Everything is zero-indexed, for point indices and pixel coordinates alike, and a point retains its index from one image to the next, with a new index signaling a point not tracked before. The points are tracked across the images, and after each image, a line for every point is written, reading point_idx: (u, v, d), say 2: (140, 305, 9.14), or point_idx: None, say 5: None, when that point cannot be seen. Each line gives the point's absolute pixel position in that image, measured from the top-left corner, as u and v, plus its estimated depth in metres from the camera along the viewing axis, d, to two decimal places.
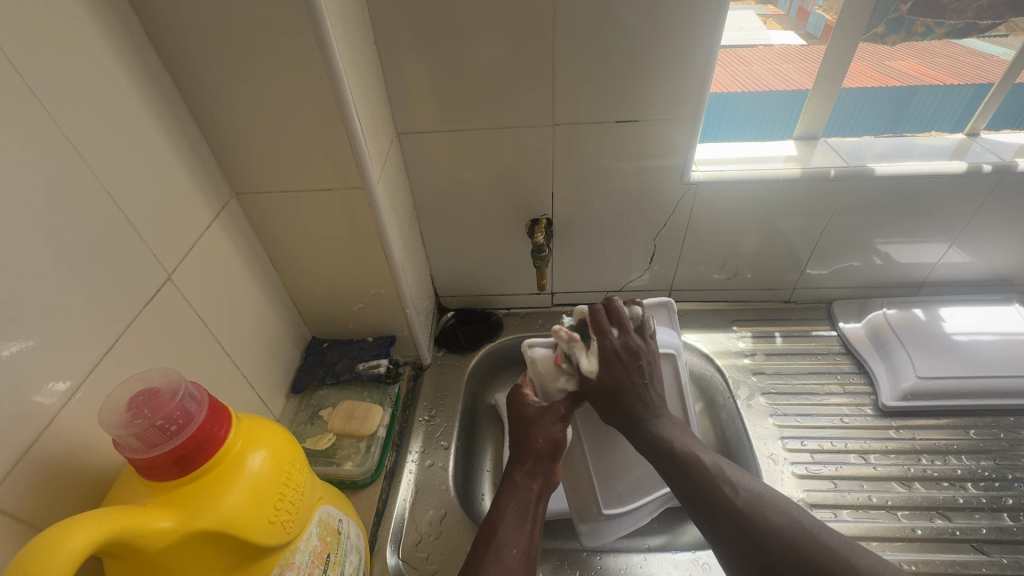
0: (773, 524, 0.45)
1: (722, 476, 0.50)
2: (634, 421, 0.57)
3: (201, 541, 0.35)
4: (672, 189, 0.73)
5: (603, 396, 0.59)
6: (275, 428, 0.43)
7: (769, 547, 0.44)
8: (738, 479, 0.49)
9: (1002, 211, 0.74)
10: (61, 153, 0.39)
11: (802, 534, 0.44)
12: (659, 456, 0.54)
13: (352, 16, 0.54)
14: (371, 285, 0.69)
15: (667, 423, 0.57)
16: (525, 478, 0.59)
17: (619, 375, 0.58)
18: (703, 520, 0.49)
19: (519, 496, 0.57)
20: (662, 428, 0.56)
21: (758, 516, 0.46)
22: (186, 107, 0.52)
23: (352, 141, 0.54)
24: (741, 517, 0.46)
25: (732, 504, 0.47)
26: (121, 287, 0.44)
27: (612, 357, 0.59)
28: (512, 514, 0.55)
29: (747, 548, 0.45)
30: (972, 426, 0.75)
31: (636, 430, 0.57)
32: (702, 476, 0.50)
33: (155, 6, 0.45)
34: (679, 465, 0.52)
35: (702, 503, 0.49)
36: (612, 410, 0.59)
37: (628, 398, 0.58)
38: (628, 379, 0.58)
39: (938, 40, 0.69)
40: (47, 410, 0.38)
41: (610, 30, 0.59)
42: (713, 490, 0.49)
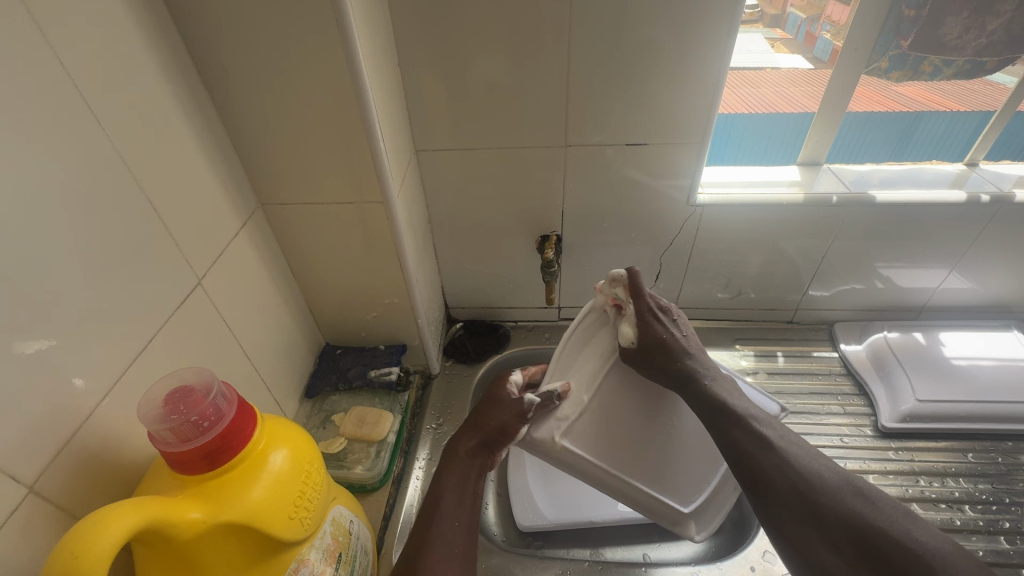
0: (828, 484, 0.48)
1: (776, 437, 0.53)
2: (685, 375, 0.62)
3: (226, 532, 0.37)
4: (678, 209, 0.76)
5: (646, 353, 0.63)
6: (296, 429, 0.45)
7: (824, 505, 0.47)
8: (787, 441, 0.53)
9: (1002, 239, 0.76)
10: (107, 162, 0.42)
11: (858, 497, 0.46)
12: (706, 404, 0.59)
13: (379, 39, 0.57)
14: (386, 294, 0.72)
15: (714, 376, 0.62)
16: (468, 458, 0.61)
17: (657, 331, 0.64)
18: (751, 478, 0.52)
19: (460, 474, 0.59)
20: (712, 385, 0.60)
21: (813, 476, 0.49)
22: (221, 122, 0.55)
23: (374, 155, 0.57)
24: (793, 474, 0.50)
25: (786, 464, 0.50)
26: (154, 289, 0.47)
27: (649, 314, 0.65)
28: (451, 491, 0.57)
29: (799, 504, 0.48)
30: (971, 450, 0.76)
31: (687, 383, 0.61)
32: (749, 433, 0.54)
33: (200, 29, 0.49)
34: (731, 422, 0.56)
35: (753, 459, 0.52)
36: (657, 365, 0.63)
37: (671, 347, 0.63)
38: (667, 332, 0.64)
39: (947, 80, 0.71)
40: (85, 405, 0.40)
41: (621, 58, 0.62)
42: (767, 447, 0.52)
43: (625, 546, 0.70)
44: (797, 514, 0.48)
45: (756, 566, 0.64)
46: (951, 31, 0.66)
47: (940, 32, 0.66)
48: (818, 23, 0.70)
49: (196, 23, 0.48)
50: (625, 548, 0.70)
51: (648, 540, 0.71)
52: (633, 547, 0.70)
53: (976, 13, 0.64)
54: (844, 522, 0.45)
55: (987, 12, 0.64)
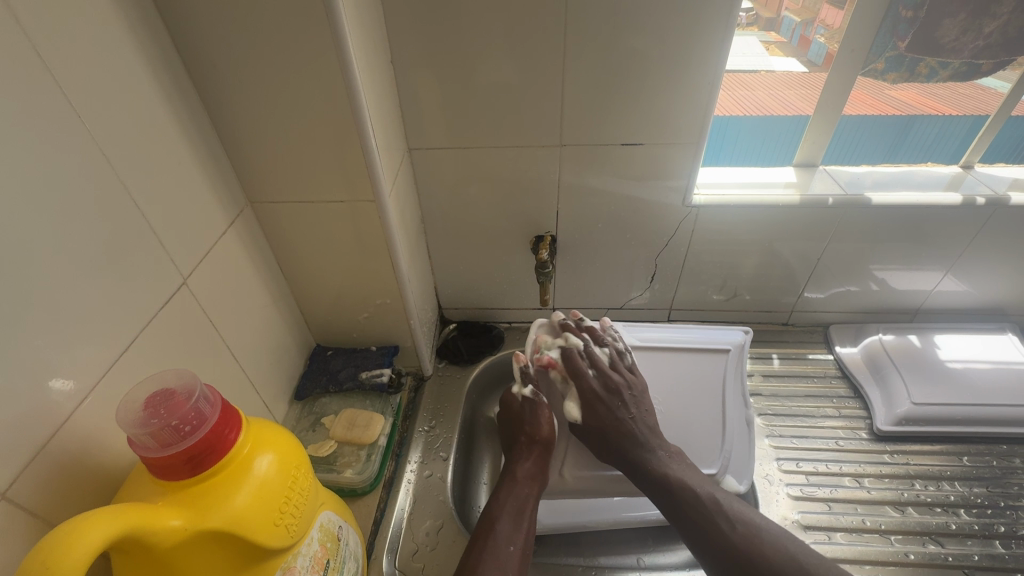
0: (779, 569, 0.52)
1: (727, 519, 0.56)
2: (632, 456, 0.62)
3: (208, 541, 0.36)
4: (674, 210, 0.75)
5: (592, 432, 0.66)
6: (283, 433, 0.44)
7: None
8: (738, 520, 0.56)
9: (997, 242, 0.76)
10: (89, 156, 0.40)
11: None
12: (655, 487, 0.60)
13: (371, 34, 0.56)
14: (378, 295, 0.71)
15: (664, 453, 0.62)
16: (526, 476, 0.64)
17: (590, 384, 0.67)
18: (710, 562, 0.56)
19: (516, 494, 0.62)
20: (660, 462, 0.61)
21: (764, 560, 0.53)
22: (209, 118, 0.54)
23: (366, 153, 0.56)
24: (747, 561, 0.53)
25: (739, 551, 0.54)
26: (137, 288, 0.45)
27: (593, 400, 0.66)
28: (509, 508, 0.60)
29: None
30: (966, 453, 0.76)
31: (638, 467, 0.62)
32: (702, 516, 0.57)
33: (186, 22, 0.47)
34: (682, 507, 0.58)
35: (709, 546, 0.56)
36: (601, 443, 0.65)
37: (614, 437, 0.64)
38: (599, 384, 0.67)
39: (943, 83, 0.71)
40: (61, 409, 0.38)
41: (618, 56, 0.61)
42: (718, 532, 0.56)
43: (620, 552, 0.69)
44: None
45: None
46: (947, 32, 0.65)
47: (937, 34, 0.65)
48: (813, 26, 0.69)
49: (182, 16, 0.47)
50: (619, 552, 0.69)
51: (643, 545, 0.70)
52: (628, 552, 0.69)
53: (973, 15, 0.64)
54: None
55: (984, 14, 0.63)
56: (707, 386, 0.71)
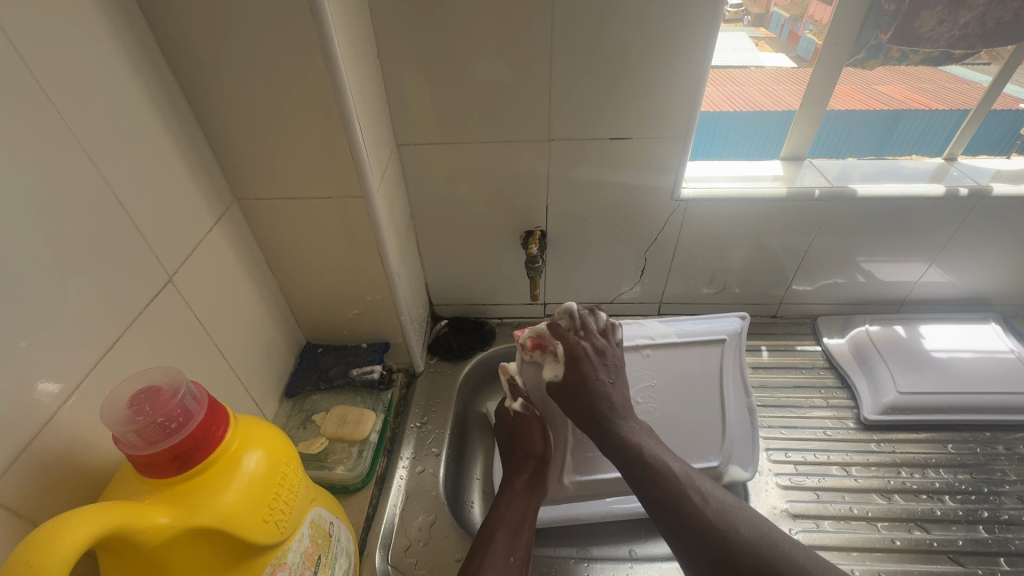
0: (744, 543, 0.47)
1: (693, 490, 0.53)
2: (603, 424, 0.61)
3: (196, 537, 0.36)
4: (663, 204, 0.75)
5: (568, 391, 0.63)
6: (272, 430, 0.44)
7: (742, 564, 0.46)
8: (707, 494, 0.52)
9: (980, 233, 0.77)
10: (70, 152, 0.40)
11: (774, 552, 0.46)
12: (625, 459, 0.58)
13: (358, 30, 0.56)
14: (368, 292, 0.70)
15: (633, 425, 0.61)
16: (524, 488, 0.64)
17: (588, 374, 0.62)
18: (674, 537, 0.51)
19: (516, 507, 0.61)
20: (627, 431, 0.60)
21: (729, 532, 0.48)
22: (193, 114, 0.53)
23: (353, 148, 0.55)
24: (713, 532, 0.49)
25: (704, 521, 0.50)
26: (121, 286, 0.45)
27: (580, 355, 0.63)
28: (510, 519, 0.60)
29: (718, 563, 0.47)
30: (950, 441, 0.77)
31: (604, 433, 0.60)
32: (668, 484, 0.54)
33: (168, 16, 0.47)
34: (651, 482, 0.55)
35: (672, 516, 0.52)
36: (579, 405, 0.62)
37: (596, 396, 0.61)
38: (595, 373, 0.62)
39: (914, 66, 0.71)
40: (44, 407, 0.38)
41: (605, 50, 0.61)
42: (683, 503, 0.52)
43: (611, 544, 0.69)
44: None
45: None
46: (925, 23, 0.66)
47: (916, 25, 0.66)
48: (801, 22, 0.69)
49: (164, 10, 0.46)
50: (611, 544, 0.69)
51: (635, 536, 0.70)
52: (620, 543, 0.70)
53: (949, 7, 0.64)
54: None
55: (961, 5, 0.64)
56: (705, 377, 0.72)
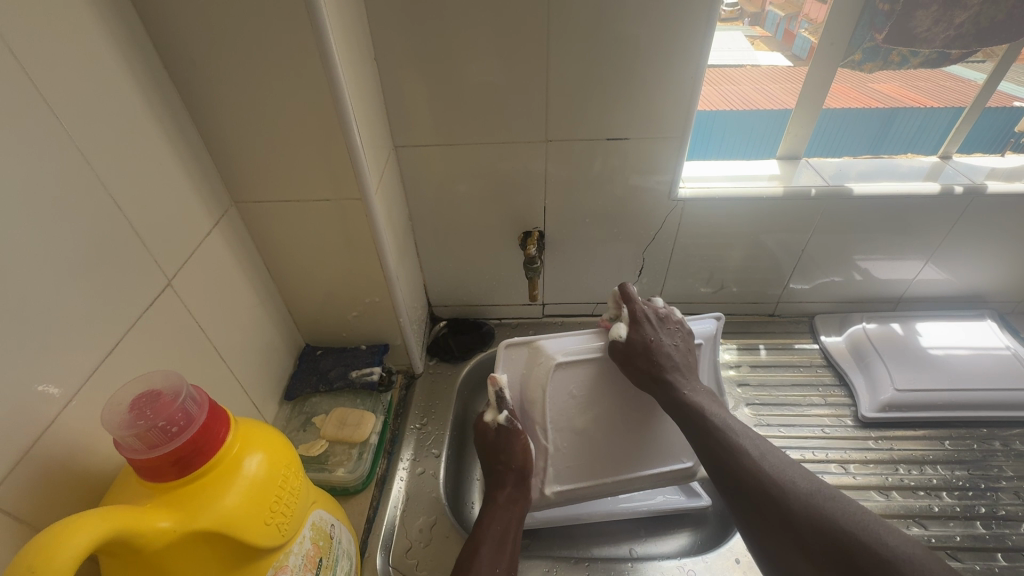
0: (800, 494, 0.48)
1: (751, 447, 0.54)
2: (665, 382, 0.61)
3: (199, 541, 0.36)
4: (661, 204, 0.76)
5: (630, 355, 0.63)
6: (272, 432, 0.44)
7: (795, 513, 0.47)
8: (761, 453, 0.53)
9: (975, 230, 0.78)
10: (68, 157, 0.40)
11: (829, 504, 0.47)
12: (687, 415, 0.59)
13: (354, 33, 0.56)
14: (367, 293, 0.71)
15: (694, 388, 0.61)
16: (508, 501, 0.62)
17: (649, 337, 0.64)
18: (732, 491, 0.53)
19: (500, 520, 0.60)
20: (689, 392, 0.60)
21: (785, 485, 0.50)
22: (190, 118, 0.53)
23: (351, 151, 0.55)
24: (767, 484, 0.50)
25: (761, 475, 0.51)
26: (120, 290, 0.45)
27: (641, 319, 0.65)
28: (493, 534, 0.59)
29: (770, 511, 0.49)
30: (947, 437, 0.77)
31: (665, 390, 0.61)
32: (725, 439, 0.56)
33: (164, 21, 0.47)
34: (710, 437, 0.56)
35: (729, 467, 0.54)
36: (639, 370, 0.62)
37: (657, 355, 0.63)
38: (656, 338, 0.64)
39: (915, 67, 0.71)
40: (45, 412, 0.38)
41: (602, 51, 0.61)
42: (738, 457, 0.53)
43: (611, 543, 0.70)
44: (780, 528, 0.48)
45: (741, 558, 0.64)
46: (921, 24, 0.66)
47: (911, 26, 0.66)
48: (797, 21, 0.69)
49: (161, 15, 0.47)
50: (612, 543, 0.70)
51: (636, 536, 0.71)
52: (620, 543, 0.70)
53: (944, 7, 0.65)
54: (815, 527, 0.46)
55: (957, 5, 0.64)
56: None
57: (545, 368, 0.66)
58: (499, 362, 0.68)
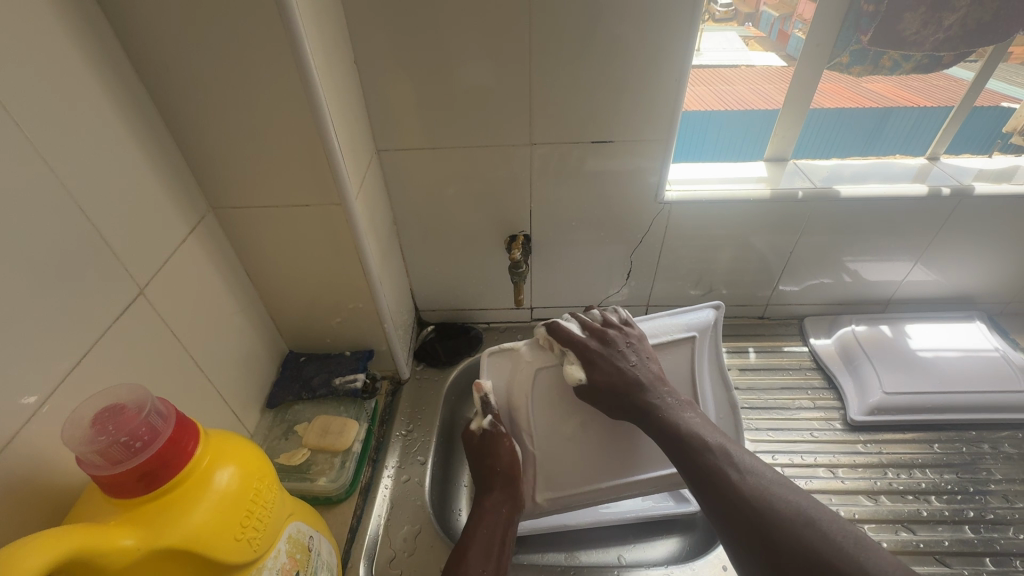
0: (785, 519, 0.44)
1: (735, 467, 0.50)
2: (642, 409, 0.58)
3: (165, 558, 0.35)
4: (648, 207, 0.75)
5: (594, 391, 0.60)
6: (246, 444, 0.43)
7: (778, 541, 0.44)
8: (743, 472, 0.49)
9: (962, 232, 0.77)
10: (30, 164, 0.39)
11: (812, 530, 0.43)
12: (668, 437, 0.55)
13: (332, 36, 0.55)
14: (350, 299, 0.70)
15: (674, 403, 0.58)
16: (496, 504, 0.62)
17: (607, 368, 0.60)
18: (713, 513, 0.49)
19: (488, 525, 0.60)
20: (668, 411, 0.57)
21: (769, 508, 0.46)
22: (164, 122, 0.52)
23: (329, 156, 0.55)
24: (750, 509, 0.46)
25: (742, 497, 0.47)
26: (89, 300, 0.44)
27: (594, 354, 0.61)
28: (481, 540, 0.58)
29: (754, 536, 0.45)
30: (936, 440, 0.77)
31: (647, 419, 0.58)
32: (708, 458, 0.52)
33: (134, 24, 0.46)
34: (693, 457, 0.52)
35: (710, 489, 0.50)
36: (608, 402, 0.60)
37: (625, 385, 0.59)
38: (613, 368, 0.60)
39: (907, 74, 0.71)
40: (8, 427, 0.37)
41: (585, 53, 0.60)
42: (721, 478, 0.50)
43: (599, 549, 0.69)
44: (760, 557, 0.44)
45: (728, 565, 0.63)
46: (909, 26, 0.65)
47: (899, 28, 0.66)
48: (790, 21, 0.69)
49: (131, 19, 0.46)
50: (600, 550, 0.69)
51: (623, 542, 0.70)
52: (608, 549, 0.69)
53: (932, 9, 0.64)
54: (799, 556, 0.42)
55: (945, 7, 0.64)
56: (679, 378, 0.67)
57: (525, 373, 0.66)
58: (484, 369, 0.67)
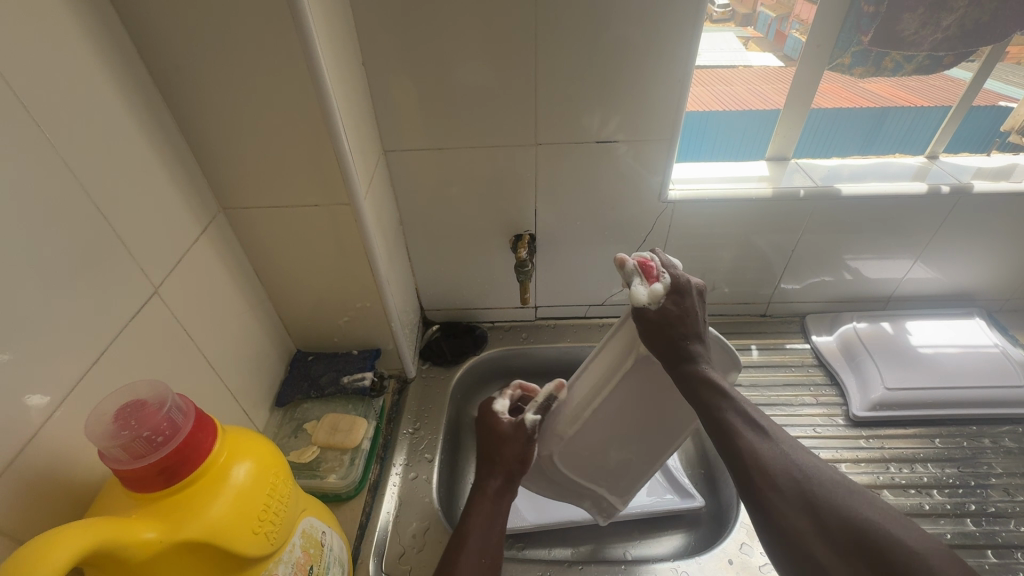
0: (826, 480, 0.44)
1: (773, 429, 0.49)
2: (684, 354, 0.54)
3: (185, 551, 0.35)
4: (651, 206, 0.76)
5: (662, 323, 0.54)
6: (261, 440, 0.44)
7: (819, 499, 0.43)
8: (780, 437, 0.48)
9: (961, 229, 0.78)
10: (49, 165, 0.39)
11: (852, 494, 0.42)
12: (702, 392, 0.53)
13: (341, 38, 0.56)
14: (357, 299, 0.70)
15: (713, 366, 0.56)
16: (495, 493, 0.61)
17: (686, 307, 0.56)
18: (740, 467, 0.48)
19: (483, 512, 0.59)
20: (710, 370, 0.54)
21: (811, 469, 0.45)
22: (176, 123, 0.53)
23: (339, 156, 0.55)
24: (789, 468, 0.45)
25: (780, 457, 0.46)
26: (106, 299, 0.45)
27: (682, 289, 0.56)
28: (478, 525, 0.58)
29: (792, 492, 0.44)
30: (937, 435, 0.78)
31: (681, 364, 0.54)
32: (740, 418, 0.51)
33: (148, 27, 0.47)
34: (727, 415, 0.51)
35: (744, 444, 0.49)
36: (671, 342, 0.54)
37: (689, 328, 0.55)
38: (690, 309, 0.56)
39: (908, 75, 0.72)
40: (29, 424, 0.38)
41: (589, 53, 0.61)
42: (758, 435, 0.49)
43: (606, 545, 0.70)
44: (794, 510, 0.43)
45: (734, 559, 0.64)
46: (907, 26, 0.66)
47: (898, 28, 0.66)
48: (789, 21, 0.70)
49: (145, 22, 0.46)
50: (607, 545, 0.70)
51: (630, 538, 0.71)
52: (614, 545, 0.70)
53: (931, 9, 0.65)
54: (841, 515, 0.41)
55: (942, 8, 0.65)
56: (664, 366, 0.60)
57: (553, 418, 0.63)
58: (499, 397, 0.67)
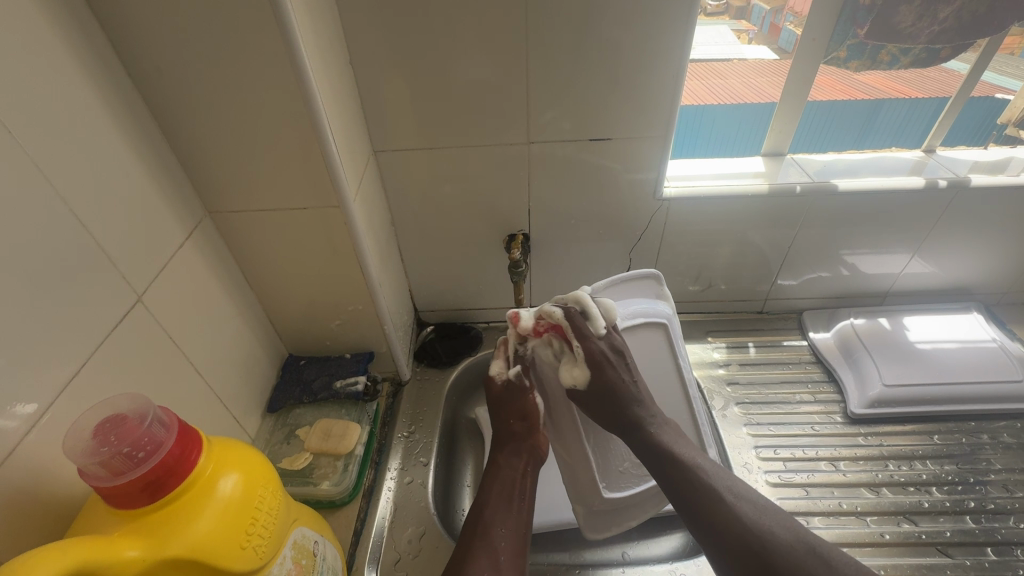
0: (783, 544, 0.46)
1: (725, 491, 0.51)
2: (628, 426, 0.57)
3: (170, 568, 0.35)
4: (646, 203, 0.75)
5: (592, 401, 0.58)
6: (248, 450, 0.42)
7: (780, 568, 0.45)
8: (737, 501, 0.50)
9: (957, 225, 0.78)
10: (24, 172, 0.38)
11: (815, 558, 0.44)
12: (658, 461, 0.55)
13: (327, 36, 0.54)
14: (349, 301, 0.69)
15: (661, 422, 0.58)
16: (508, 459, 0.65)
17: (612, 378, 0.57)
18: (704, 534, 0.50)
19: (502, 478, 0.63)
20: (659, 433, 0.56)
21: (766, 533, 0.47)
22: (158, 125, 0.52)
23: (326, 158, 0.54)
24: (751, 535, 0.47)
25: (739, 524, 0.48)
26: (87, 309, 0.43)
27: (602, 361, 0.57)
28: (497, 493, 0.61)
29: (754, 562, 0.46)
30: (936, 431, 0.77)
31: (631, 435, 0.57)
32: (698, 484, 0.52)
33: (125, 26, 0.45)
34: (686, 484, 0.52)
35: (702, 512, 0.50)
36: (606, 411, 0.58)
37: (625, 399, 0.57)
38: (618, 379, 0.57)
39: (905, 68, 0.71)
40: (8, 437, 0.37)
41: (582, 49, 0.60)
42: (715, 501, 0.50)
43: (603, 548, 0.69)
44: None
45: None
46: (904, 18, 0.66)
47: (895, 20, 0.66)
48: (783, 14, 0.69)
49: (122, 22, 0.45)
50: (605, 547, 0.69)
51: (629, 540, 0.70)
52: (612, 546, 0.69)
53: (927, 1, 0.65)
54: None
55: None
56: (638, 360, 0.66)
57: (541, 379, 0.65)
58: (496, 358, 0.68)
